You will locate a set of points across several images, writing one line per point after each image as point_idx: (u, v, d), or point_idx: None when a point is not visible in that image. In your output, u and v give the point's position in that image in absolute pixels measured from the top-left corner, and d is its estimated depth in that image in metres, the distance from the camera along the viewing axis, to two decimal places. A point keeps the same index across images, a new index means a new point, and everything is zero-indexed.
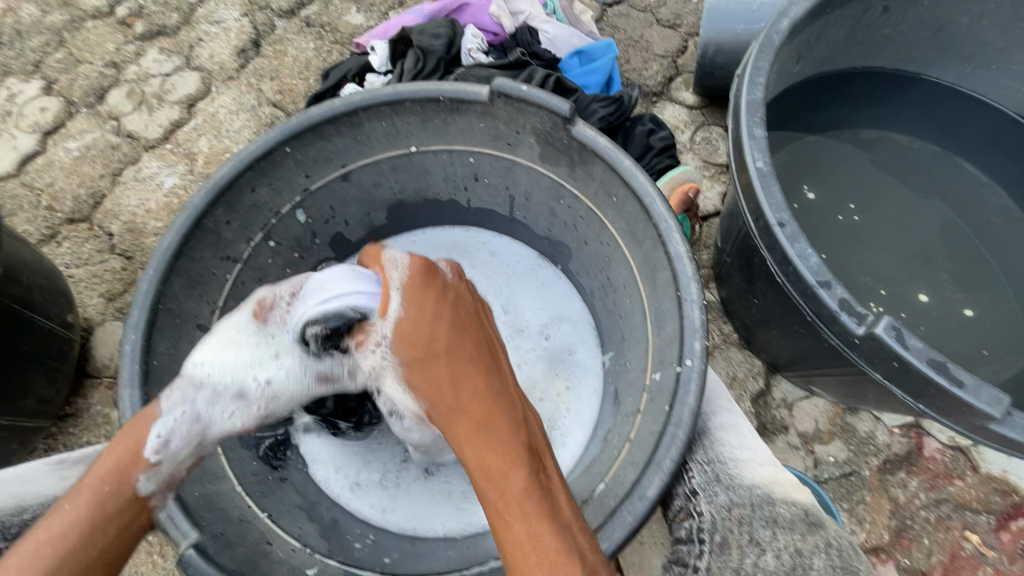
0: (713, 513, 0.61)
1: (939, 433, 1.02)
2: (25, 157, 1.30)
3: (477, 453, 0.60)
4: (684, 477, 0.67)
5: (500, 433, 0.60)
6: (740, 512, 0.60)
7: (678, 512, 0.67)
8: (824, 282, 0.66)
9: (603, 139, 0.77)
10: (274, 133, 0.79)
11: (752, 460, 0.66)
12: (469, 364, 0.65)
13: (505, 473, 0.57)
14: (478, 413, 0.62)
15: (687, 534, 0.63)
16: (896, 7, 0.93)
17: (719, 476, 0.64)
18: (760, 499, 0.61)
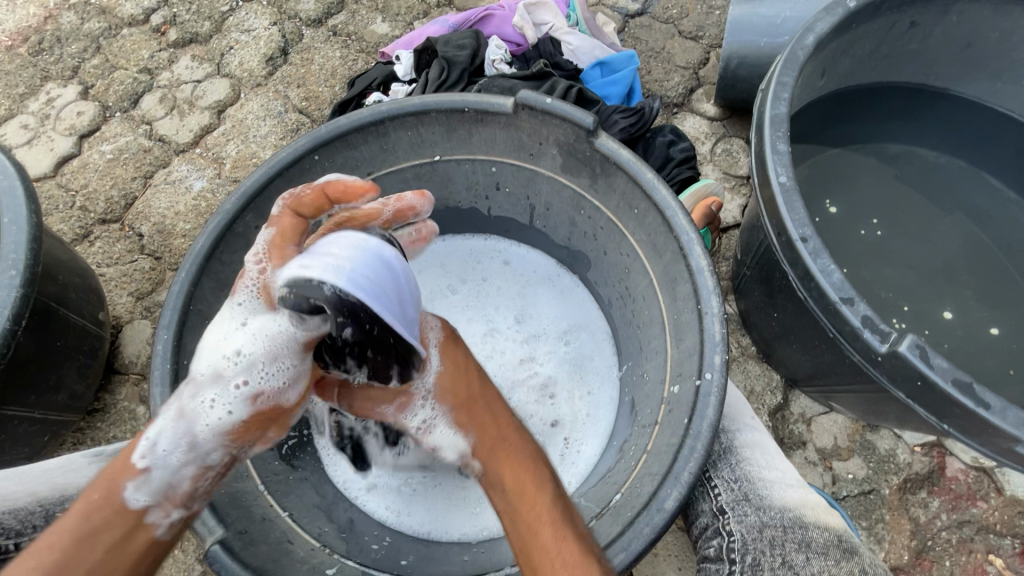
0: (744, 531, 0.66)
1: (962, 453, 1.00)
2: (62, 159, 1.34)
3: (510, 476, 0.64)
4: (713, 495, 0.71)
5: (524, 460, 0.65)
6: (771, 532, 0.65)
7: (705, 528, 0.71)
8: (847, 299, 0.66)
9: (626, 152, 0.78)
10: (304, 142, 0.82)
11: (779, 481, 0.71)
12: (494, 400, 0.71)
13: (533, 490, 0.62)
14: (507, 447, 0.66)
15: (717, 553, 0.66)
16: (924, 22, 0.93)
17: (749, 496, 0.69)
18: (791, 522, 0.66)
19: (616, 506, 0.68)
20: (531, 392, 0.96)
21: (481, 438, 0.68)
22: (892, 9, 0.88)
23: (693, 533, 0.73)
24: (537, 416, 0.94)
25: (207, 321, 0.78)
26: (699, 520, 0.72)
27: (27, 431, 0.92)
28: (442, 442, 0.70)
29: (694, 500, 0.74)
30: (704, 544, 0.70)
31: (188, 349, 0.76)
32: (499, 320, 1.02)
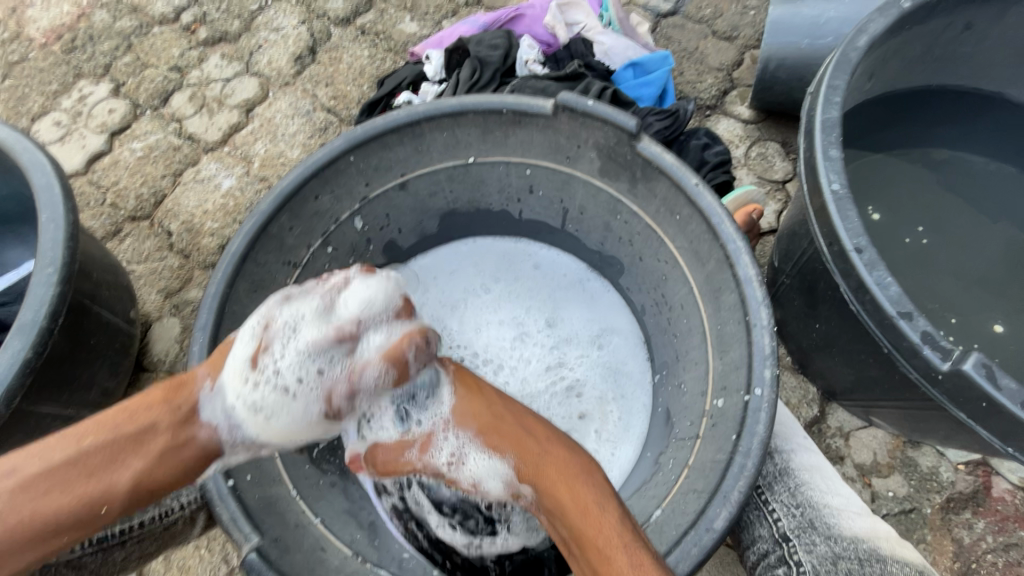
0: (815, 564, 0.63)
1: (1010, 473, 0.96)
2: (93, 156, 1.35)
3: (574, 495, 0.61)
4: (774, 521, 0.69)
5: (580, 474, 0.62)
6: (846, 566, 0.62)
7: (766, 556, 0.68)
8: (905, 313, 0.63)
9: (669, 156, 0.76)
10: (339, 142, 0.81)
11: (844, 509, 0.69)
12: (530, 418, 0.68)
13: (597, 513, 0.59)
14: (558, 462, 0.63)
15: None
16: (979, 24, 0.89)
17: (815, 524, 0.67)
18: (866, 555, 0.63)
19: (657, 523, 0.66)
20: (556, 396, 0.94)
21: (523, 460, 0.64)
22: (948, 10, 0.84)
23: (750, 560, 0.71)
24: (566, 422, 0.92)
25: (241, 322, 0.78)
26: (758, 546, 0.70)
27: None
28: (481, 473, 0.66)
29: (751, 525, 0.72)
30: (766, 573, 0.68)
31: None
32: (530, 325, 1.00)
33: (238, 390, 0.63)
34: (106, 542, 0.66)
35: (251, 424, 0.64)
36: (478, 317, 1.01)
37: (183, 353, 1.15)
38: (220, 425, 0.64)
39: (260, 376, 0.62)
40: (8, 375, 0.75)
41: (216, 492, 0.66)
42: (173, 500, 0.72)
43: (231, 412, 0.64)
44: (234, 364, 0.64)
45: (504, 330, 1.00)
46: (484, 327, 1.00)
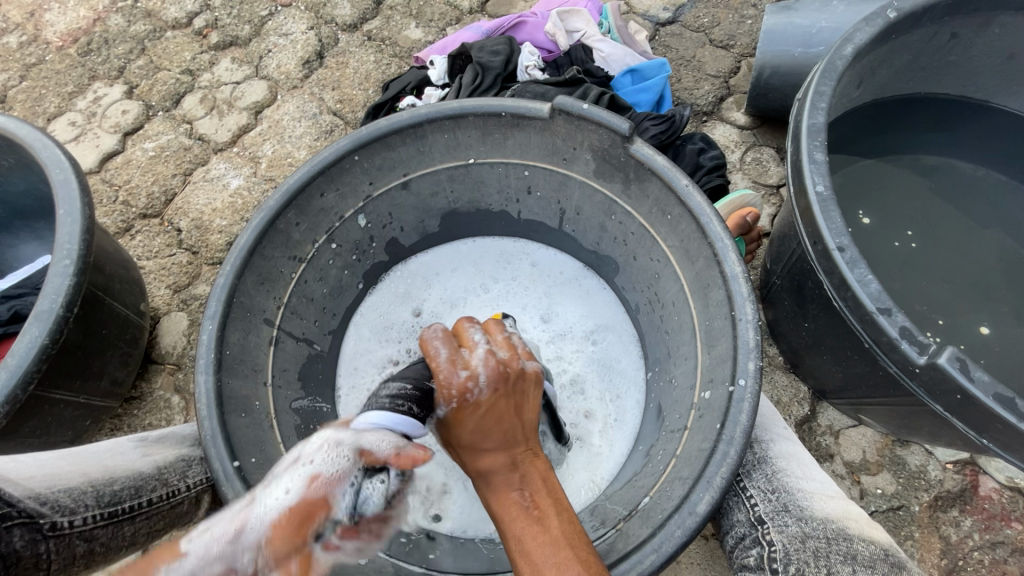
0: (785, 541, 0.64)
1: (997, 472, 0.98)
2: (106, 155, 1.40)
3: (490, 497, 0.65)
4: (751, 505, 0.71)
5: (500, 480, 0.65)
6: (815, 543, 0.63)
7: (742, 538, 0.70)
8: (884, 309, 0.66)
9: (661, 158, 0.79)
10: (345, 142, 0.84)
11: (818, 493, 0.71)
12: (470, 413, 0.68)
13: (502, 511, 0.63)
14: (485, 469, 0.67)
15: (758, 562, 0.65)
16: (965, 34, 0.92)
17: (788, 507, 0.68)
18: (835, 534, 0.64)
19: (645, 509, 0.69)
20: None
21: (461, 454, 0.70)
22: (933, 20, 0.87)
23: (728, 545, 0.73)
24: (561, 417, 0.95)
25: (249, 313, 0.81)
26: (736, 530, 0.72)
27: (71, 415, 0.96)
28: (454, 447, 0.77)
29: (731, 511, 0.74)
30: (742, 554, 0.69)
31: (230, 339, 0.78)
32: (524, 321, 1.03)
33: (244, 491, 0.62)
34: (117, 517, 0.65)
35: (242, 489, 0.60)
36: (476, 316, 1.03)
37: (190, 347, 1.19)
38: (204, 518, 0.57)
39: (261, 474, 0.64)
40: (24, 361, 0.79)
41: (222, 472, 0.68)
42: (178, 481, 0.75)
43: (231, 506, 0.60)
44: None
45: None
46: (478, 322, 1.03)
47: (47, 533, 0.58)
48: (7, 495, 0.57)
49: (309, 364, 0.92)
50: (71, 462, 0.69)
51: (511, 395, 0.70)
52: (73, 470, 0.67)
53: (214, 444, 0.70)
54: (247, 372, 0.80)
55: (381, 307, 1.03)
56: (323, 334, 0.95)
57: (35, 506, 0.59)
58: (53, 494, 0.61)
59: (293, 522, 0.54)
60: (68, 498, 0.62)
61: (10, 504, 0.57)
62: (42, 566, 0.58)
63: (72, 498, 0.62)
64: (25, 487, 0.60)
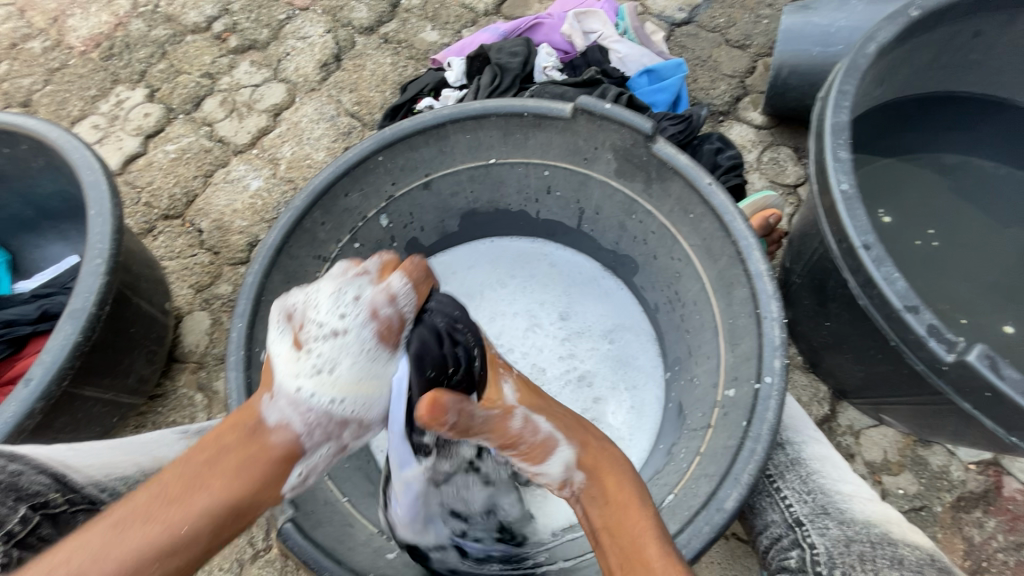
0: (828, 545, 0.64)
1: (1020, 472, 0.98)
2: (129, 158, 1.42)
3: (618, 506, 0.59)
4: (786, 507, 0.71)
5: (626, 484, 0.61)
6: (859, 547, 0.63)
7: (779, 540, 0.70)
8: (912, 306, 0.66)
9: (684, 157, 0.79)
10: (369, 143, 0.85)
11: (854, 495, 0.72)
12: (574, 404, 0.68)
13: (634, 515, 0.58)
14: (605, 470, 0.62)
15: (800, 564, 0.65)
16: (987, 31, 0.91)
17: (827, 510, 0.69)
18: (877, 536, 0.65)
19: (670, 507, 0.69)
20: (569, 384, 0.97)
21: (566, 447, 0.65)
22: (956, 18, 0.87)
23: (762, 544, 0.73)
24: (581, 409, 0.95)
25: None
26: (770, 530, 0.72)
27: (98, 411, 0.97)
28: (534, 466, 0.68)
29: (764, 511, 0.74)
30: (778, 555, 0.70)
31: (258, 337, 0.79)
32: (544, 317, 1.03)
33: (300, 379, 0.57)
34: None
35: (323, 391, 0.57)
36: (495, 313, 1.04)
37: (212, 346, 1.20)
38: (294, 422, 0.56)
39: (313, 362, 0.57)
40: (60, 357, 0.81)
41: None
42: None
43: (296, 396, 0.56)
44: (280, 359, 0.59)
45: (518, 321, 1.03)
46: (498, 317, 1.04)
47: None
48: (71, 481, 0.62)
49: None
50: (126, 451, 0.68)
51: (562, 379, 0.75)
52: (126, 458, 0.67)
53: None
54: None
55: None
56: None
57: (96, 493, 0.64)
58: (112, 480, 0.65)
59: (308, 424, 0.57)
60: (124, 486, 0.66)
61: (75, 490, 0.62)
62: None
63: (126, 486, 0.66)
64: (87, 472, 0.64)
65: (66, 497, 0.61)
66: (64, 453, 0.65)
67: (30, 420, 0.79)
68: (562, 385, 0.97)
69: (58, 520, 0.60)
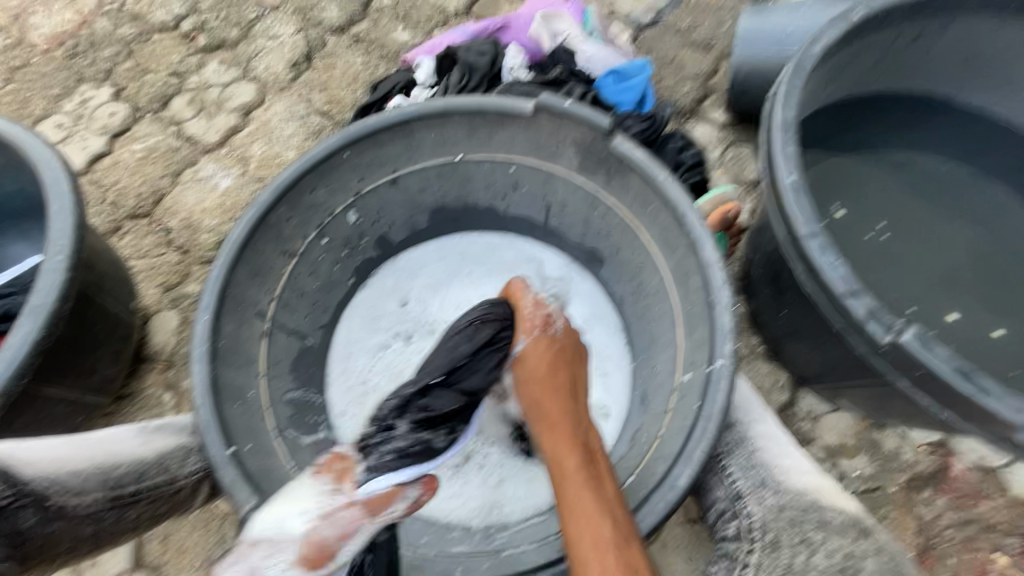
0: (761, 512, 0.69)
1: (967, 453, 1.03)
2: (94, 157, 1.40)
3: (551, 442, 0.69)
4: (730, 481, 0.75)
5: (564, 428, 0.69)
6: (790, 512, 0.67)
7: (723, 513, 0.74)
8: (852, 292, 0.69)
9: (641, 152, 0.82)
10: (334, 140, 0.86)
11: (793, 467, 0.74)
12: (555, 374, 0.73)
13: (562, 454, 0.67)
14: (554, 419, 0.70)
15: (736, 533, 0.70)
16: (927, 34, 0.96)
17: (765, 480, 0.72)
18: (808, 504, 0.68)
19: (629, 488, 0.71)
20: None
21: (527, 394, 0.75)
22: (897, 21, 0.92)
23: (712, 519, 0.77)
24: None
25: (241, 306, 0.83)
26: (717, 505, 0.76)
27: (60, 412, 0.96)
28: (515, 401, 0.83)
29: (712, 488, 0.78)
30: (723, 527, 0.74)
31: (223, 332, 0.80)
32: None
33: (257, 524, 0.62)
34: (120, 501, 0.70)
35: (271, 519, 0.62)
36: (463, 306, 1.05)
37: (182, 345, 1.19)
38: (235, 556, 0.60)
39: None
40: (20, 353, 0.80)
41: (217, 458, 0.71)
42: (180, 468, 0.77)
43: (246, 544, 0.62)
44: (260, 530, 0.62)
45: None
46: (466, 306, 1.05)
47: (54, 514, 0.64)
48: (18, 475, 0.62)
49: (301, 358, 0.94)
50: (79, 446, 0.71)
51: (577, 345, 0.77)
52: (78, 452, 0.70)
53: (211, 431, 0.72)
54: (241, 363, 0.82)
55: (371, 300, 1.04)
56: (314, 329, 0.97)
57: (43, 487, 0.63)
58: (61, 475, 0.66)
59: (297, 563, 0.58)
60: (74, 481, 0.66)
61: (19, 484, 0.61)
62: (49, 542, 0.64)
63: (79, 480, 0.66)
64: (35, 467, 0.64)
65: (12, 490, 0.61)
66: (19, 447, 0.67)
67: None
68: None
69: (1, 515, 0.59)
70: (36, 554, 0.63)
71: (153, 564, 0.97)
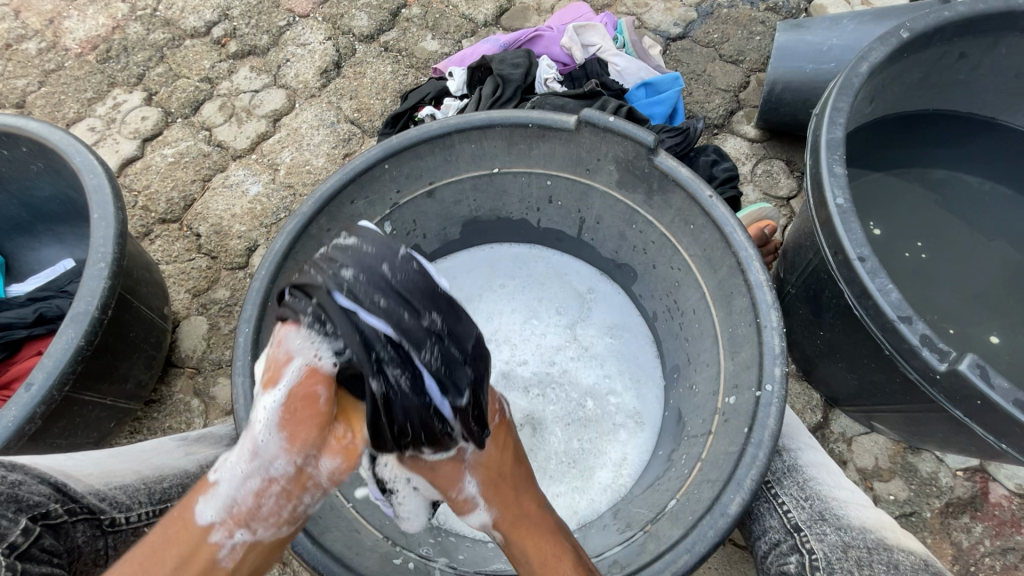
0: (827, 550, 0.67)
1: (1006, 479, 1.00)
2: (126, 161, 1.41)
3: (539, 562, 0.64)
4: (784, 512, 0.73)
5: (548, 545, 0.65)
6: (855, 552, 0.66)
7: (777, 545, 0.72)
8: (905, 317, 0.68)
9: (685, 170, 0.81)
10: (375, 151, 0.86)
11: (851, 501, 0.74)
12: (524, 480, 0.69)
13: (557, 567, 0.63)
14: (534, 530, 0.66)
15: (799, 569, 0.68)
16: (973, 53, 0.95)
17: (824, 515, 0.71)
18: (875, 543, 0.68)
19: (672, 512, 0.71)
20: (567, 390, 0.98)
21: (503, 509, 0.66)
22: (943, 40, 0.91)
23: (761, 551, 0.75)
24: (574, 402, 0.97)
25: None
26: (768, 536, 0.74)
27: (94, 417, 0.97)
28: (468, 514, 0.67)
29: (761, 517, 0.76)
30: (777, 561, 0.71)
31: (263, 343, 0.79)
32: (542, 312, 1.05)
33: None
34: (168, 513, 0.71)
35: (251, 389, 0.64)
36: (493, 315, 1.05)
37: (210, 351, 1.19)
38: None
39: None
40: (61, 362, 0.81)
41: None
42: None
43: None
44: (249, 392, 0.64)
45: (516, 316, 1.05)
46: (498, 318, 1.05)
47: (105, 528, 0.65)
48: (71, 492, 0.64)
49: None
50: (124, 460, 0.74)
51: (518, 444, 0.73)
52: (125, 467, 0.72)
53: None
54: None
55: None
56: None
57: (95, 502, 0.65)
58: (111, 490, 0.67)
59: (298, 411, 0.58)
60: (124, 495, 0.68)
61: (74, 500, 0.63)
62: (105, 558, 0.65)
63: (127, 495, 0.68)
64: (86, 482, 0.66)
65: (64, 507, 0.62)
66: (68, 464, 0.69)
67: (30, 426, 0.79)
68: (550, 386, 0.99)
69: (59, 531, 0.61)
70: (89, 570, 0.64)
71: None
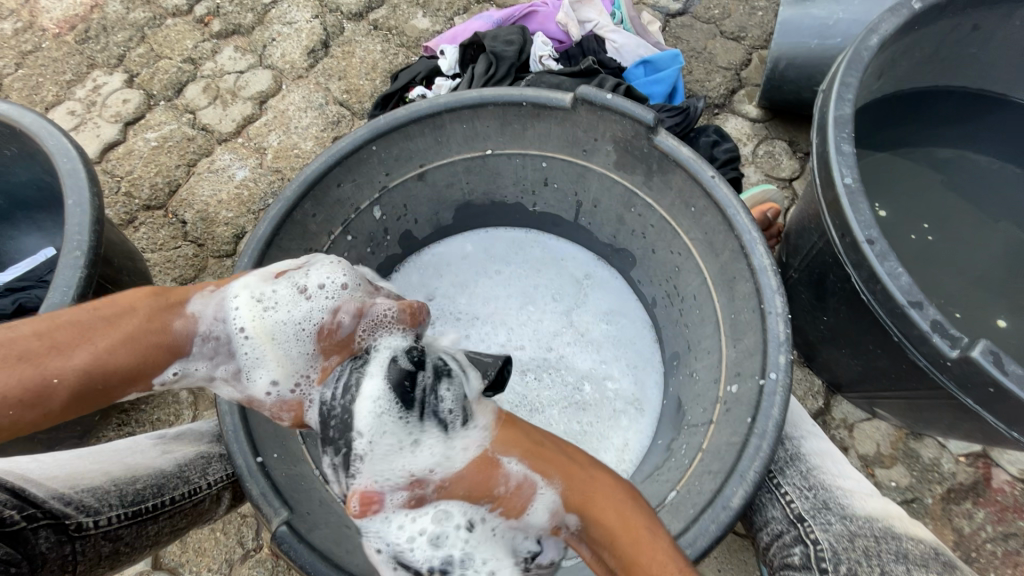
0: (833, 541, 0.66)
1: (1009, 465, 0.99)
2: (107, 146, 1.37)
3: (617, 516, 0.62)
4: (788, 503, 0.72)
5: (613, 498, 0.63)
6: (863, 542, 0.65)
7: (780, 536, 0.71)
8: (915, 302, 0.66)
9: (686, 150, 0.77)
10: (362, 132, 0.82)
11: (855, 490, 0.73)
12: (567, 451, 0.67)
13: (633, 519, 0.61)
14: (595, 495, 0.63)
15: (804, 561, 0.66)
16: (986, 25, 0.91)
17: (828, 504, 0.70)
18: (882, 532, 0.67)
19: (672, 504, 0.69)
20: (564, 378, 0.96)
21: (568, 479, 0.64)
22: (957, 11, 0.87)
23: (763, 541, 0.74)
24: (572, 387, 0.95)
25: None
26: (771, 527, 0.73)
27: None
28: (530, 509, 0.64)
29: (764, 507, 0.74)
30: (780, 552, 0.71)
31: None
32: (539, 297, 1.02)
33: (250, 288, 0.70)
34: (141, 516, 0.69)
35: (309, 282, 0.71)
36: (487, 300, 1.02)
37: None
38: (203, 317, 0.68)
39: (285, 284, 0.70)
40: None
41: (245, 468, 0.67)
42: (201, 477, 0.77)
43: (229, 303, 0.69)
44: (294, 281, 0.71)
45: (512, 301, 1.02)
46: (493, 304, 1.02)
47: (72, 534, 0.62)
48: (32, 497, 0.60)
49: None
50: (95, 461, 0.71)
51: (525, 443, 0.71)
52: (94, 469, 0.69)
53: (236, 440, 0.68)
54: None
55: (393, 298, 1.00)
56: None
57: (59, 507, 0.62)
58: (78, 493, 0.64)
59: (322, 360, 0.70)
60: (92, 498, 0.65)
61: (36, 505, 0.60)
62: (72, 563, 0.62)
63: (96, 498, 0.65)
64: (49, 486, 0.63)
65: (27, 513, 0.59)
66: (32, 467, 0.66)
67: None
68: (547, 371, 0.96)
69: (18, 539, 0.58)
70: None
71: (171, 565, 0.96)
